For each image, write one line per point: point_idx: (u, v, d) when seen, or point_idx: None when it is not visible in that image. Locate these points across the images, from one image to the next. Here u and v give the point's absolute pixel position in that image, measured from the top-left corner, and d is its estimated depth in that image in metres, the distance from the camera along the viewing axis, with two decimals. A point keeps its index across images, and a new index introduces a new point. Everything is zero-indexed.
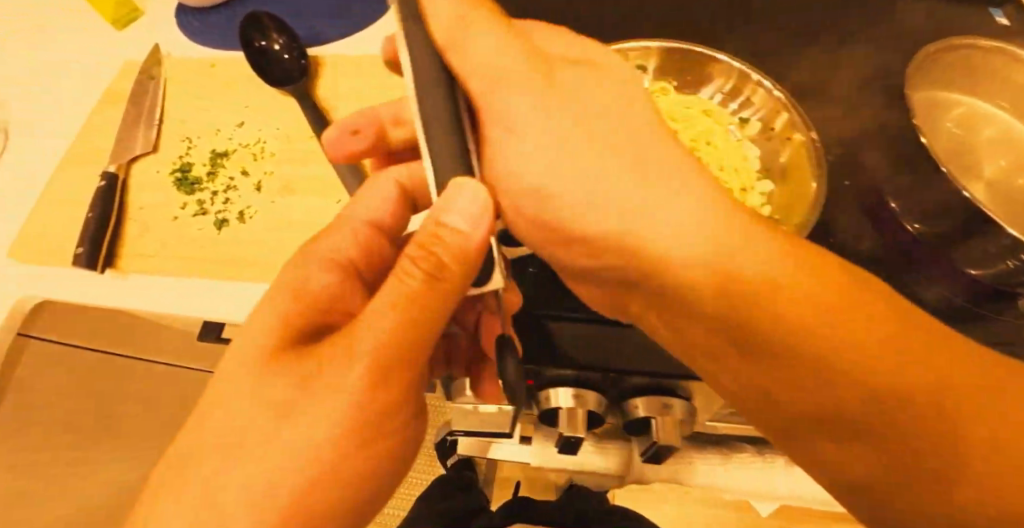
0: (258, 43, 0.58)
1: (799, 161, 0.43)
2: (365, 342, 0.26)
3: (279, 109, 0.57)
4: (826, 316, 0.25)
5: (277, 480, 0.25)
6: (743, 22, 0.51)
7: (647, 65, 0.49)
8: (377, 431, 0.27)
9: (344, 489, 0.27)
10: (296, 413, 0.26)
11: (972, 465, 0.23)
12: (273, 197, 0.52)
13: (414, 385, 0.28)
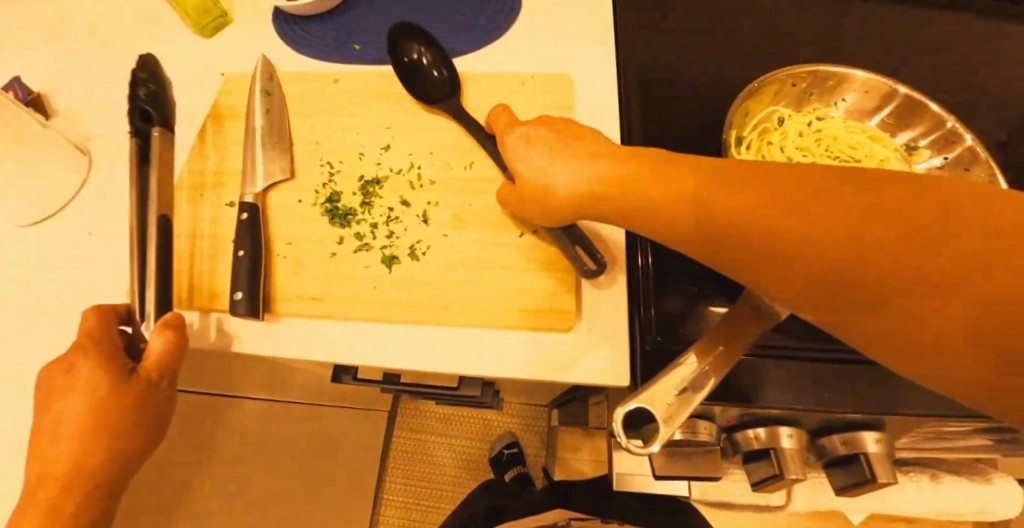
0: (405, 58, 0.56)
1: None
2: (91, 369, 0.42)
3: (432, 131, 0.53)
4: (774, 210, 0.28)
5: (77, 440, 0.41)
6: (901, 63, 0.57)
7: (820, 91, 0.55)
8: (123, 426, 0.42)
9: (103, 453, 0.41)
10: (78, 401, 0.41)
11: (985, 310, 0.22)
12: (445, 230, 0.48)
13: (147, 406, 0.43)
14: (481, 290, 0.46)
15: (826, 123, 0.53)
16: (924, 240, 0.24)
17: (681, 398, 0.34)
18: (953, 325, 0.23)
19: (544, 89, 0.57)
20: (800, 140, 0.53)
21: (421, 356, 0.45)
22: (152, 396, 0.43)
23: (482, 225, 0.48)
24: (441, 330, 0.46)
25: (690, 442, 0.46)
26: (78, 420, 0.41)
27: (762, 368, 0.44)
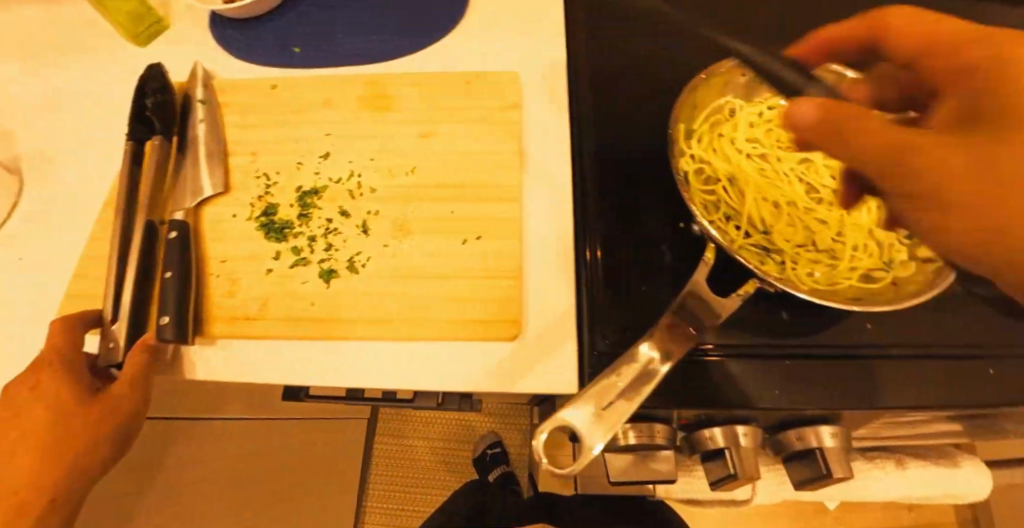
0: None
1: None
2: (51, 384, 0.41)
3: (373, 137, 0.51)
4: None
5: (33, 451, 0.40)
6: None
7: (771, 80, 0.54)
8: (80, 439, 0.40)
9: (59, 467, 0.40)
10: (42, 416, 0.41)
11: None
12: (386, 240, 0.46)
13: (106, 417, 0.41)
14: (425, 302, 0.44)
15: (776, 112, 0.53)
16: None
17: (610, 412, 0.30)
18: None
19: (489, 84, 0.54)
20: (752, 129, 0.52)
21: (365, 373, 0.43)
22: (106, 406, 0.41)
23: (424, 233, 0.46)
24: (385, 344, 0.44)
25: (646, 447, 0.44)
26: (40, 429, 0.40)
27: (716, 367, 0.43)
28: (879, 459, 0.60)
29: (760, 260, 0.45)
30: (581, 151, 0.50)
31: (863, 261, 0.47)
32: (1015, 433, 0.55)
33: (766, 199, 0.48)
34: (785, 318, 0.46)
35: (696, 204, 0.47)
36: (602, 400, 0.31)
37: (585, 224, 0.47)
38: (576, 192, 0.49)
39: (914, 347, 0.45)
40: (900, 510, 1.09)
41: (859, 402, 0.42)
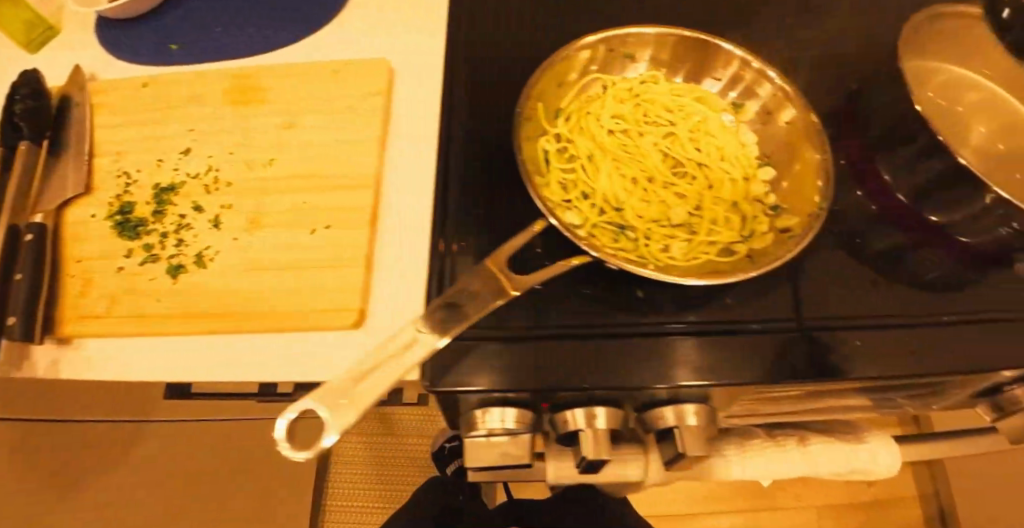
0: None
1: (799, 143, 0.48)
2: None
3: (237, 131, 0.51)
4: None
5: None
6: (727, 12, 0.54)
7: (635, 54, 0.53)
8: None
9: None
10: None
11: None
12: (236, 233, 0.46)
13: None
14: (271, 295, 0.44)
15: (643, 88, 0.52)
16: None
17: (351, 401, 0.34)
18: None
19: (357, 69, 0.53)
20: (618, 105, 0.51)
21: (213, 368, 0.43)
22: None
23: (275, 225, 0.46)
24: (235, 339, 0.44)
25: (506, 431, 0.44)
26: None
27: (568, 348, 0.43)
28: (782, 437, 0.59)
29: (614, 237, 0.45)
30: (447, 137, 0.50)
31: (722, 234, 0.46)
32: (908, 404, 0.54)
33: (625, 175, 0.47)
34: (641, 295, 0.46)
35: (551, 182, 0.47)
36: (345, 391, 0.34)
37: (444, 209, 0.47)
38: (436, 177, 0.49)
39: (771, 321, 0.44)
40: (860, 487, 1.08)
41: (714, 376, 0.42)
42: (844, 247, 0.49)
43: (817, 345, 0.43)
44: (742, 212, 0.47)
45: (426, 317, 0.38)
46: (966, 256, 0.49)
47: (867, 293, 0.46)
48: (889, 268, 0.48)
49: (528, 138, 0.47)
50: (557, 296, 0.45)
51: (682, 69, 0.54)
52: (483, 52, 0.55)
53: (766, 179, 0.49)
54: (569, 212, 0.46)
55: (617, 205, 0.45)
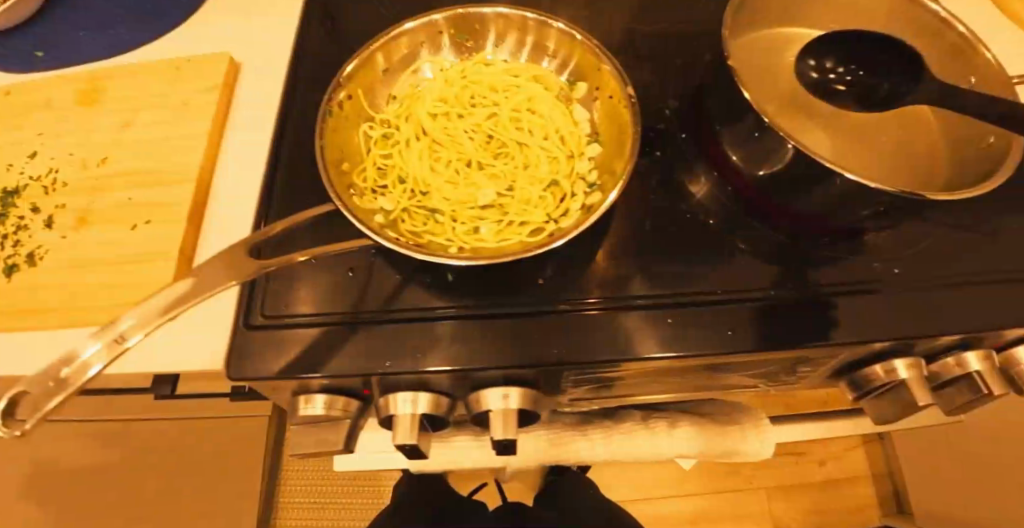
0: None
1: (618, 117, 0.46)
2: None
3: (80, 133, 0.52)
4: None
5: None
6: None
7: (467, 35, 0.51)
8: None
9: None
10: None
11: None
12: (66, 232, 0.48)
13: None
14: (94, 291, 0.45)
15: (473, 69, 0.50)
16: None
17: (59, 382, 0.31)
18: None
19: (200, 69, 0.54)
20: (445, 88, 0.50)
21: (38, 362, 0.45)
22: None
23: (103, 222, 0.48)
24: (61, 333, 0.45)
25: (327, 419, 0.46)
26: None
27: (369, 334, 0.46)
28: (652, 421, 0.59)
29: (423, 221, 0.45)
30: (279, 136, 0.51)
31: (535, 214, 0.45)
32: (761, 383, 0.54)
33: (441, 159, 0.47)
34: (448, 280, 0.48)
35: (366, 169, 0.46)
36: (58, 371, 0.32)
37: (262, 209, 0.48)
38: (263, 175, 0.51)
39: (573, 303, 0.47)
40: (810, 468, 1.07)
41: (508, 358, 0.44)
42: (659, 230, 0.51)
43: (613, 325, 0.46)
44: (560, 191, 0.46)
45: (166, 292, 0.35)
46: (788, 236, 0.51)
47: (675, 274, 0.48)
48: (725, 252, 0.49)
49: (342, 126, 0.46)
50: (392, 286, 0.48)
51: (516, 47, 0.52)
52: (333, 48, 0.56)
53: (591, 156, 0.47)
54: (381, 198, 0.45)
55: (425, 189, 0.45)
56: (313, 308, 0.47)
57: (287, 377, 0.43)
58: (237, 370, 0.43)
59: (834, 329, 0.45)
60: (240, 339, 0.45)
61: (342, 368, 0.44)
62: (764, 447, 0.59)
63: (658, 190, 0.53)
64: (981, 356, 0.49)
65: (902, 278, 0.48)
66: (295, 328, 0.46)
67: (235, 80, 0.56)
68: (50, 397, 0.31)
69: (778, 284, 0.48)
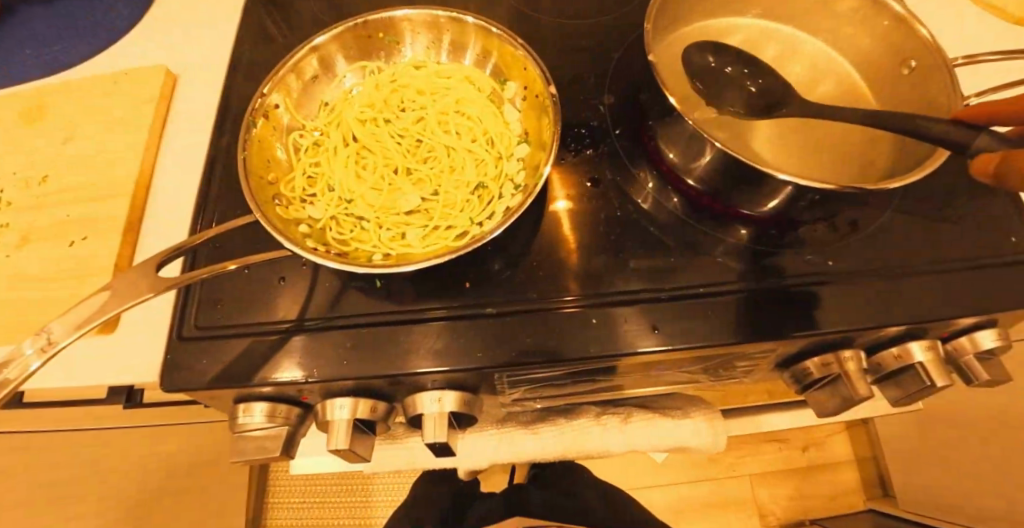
0: None
1: (543, 117, 0.45)
2: None
3: (23, 152, 0.53)
4: None
5: None
6: None
7: (401, 38, 0.51)
8: None
9: None
10: None
11: None
12: (8, 251, 0.49)
13: None
14: (36, 308, 0.46)
15: (402, 73, 0.50)
16: None
17: None
18: None
19: (139, 83, 0.55)
20: (374, 94, 0.50)
21: None
22: None
23: (43, 239, 0.49)
24: None
25: (265, 428, 0.47)
26: None
27: (300, 342, 0.46)
28: (604, 416, 0.59)
29: (350, 229, 0.45)
30: (214, 148, 0.52)
31: (460, 218, 0.45)
32: (704, 377, 0.54)
33: (368, 166, 0.48)
34: (379, 286, 0.49)
35: (293, 178, 0.46)
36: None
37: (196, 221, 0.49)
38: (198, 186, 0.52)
39: (505, 305, 0.47)
40: (795, 454, 1.07)
41: (438, 361, 0.45)
42: (595, 228, 0.50)
43: (544, 326, 0.46)
44: (487, 193, 0.46)
45: (85, 306, 0.37)
46: (724, 229, 0.50)
47: (609, 272, 0.48)
48: (663, 247, 0.49)
49: (268, 135, 0.46)
50: (331, 292, 0.48)
51: (446, 48, 0.51)
52: (272, 54, 0.57)
53: (520, 156, 0.46)
54: (308, 207, 0.45)
55: (349, 197, 0.46)
56: (246, 318, 0.47)
57: (220, 387, 0.44)
58: (171, 381, 0.44)
59: (767, 323, 0.45)
60: (173, 351, 0.45)
61: (279, 377, 0.44)
62: (718, 441, 0.58)
63: (594, 187, 0.52)
64: (928, 345, 0.48)
65: (838, 270, 0.48)
66: (228, 338, 0.46)
67: (173, 91, 0.57)
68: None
69: (716, 280, 0.47)
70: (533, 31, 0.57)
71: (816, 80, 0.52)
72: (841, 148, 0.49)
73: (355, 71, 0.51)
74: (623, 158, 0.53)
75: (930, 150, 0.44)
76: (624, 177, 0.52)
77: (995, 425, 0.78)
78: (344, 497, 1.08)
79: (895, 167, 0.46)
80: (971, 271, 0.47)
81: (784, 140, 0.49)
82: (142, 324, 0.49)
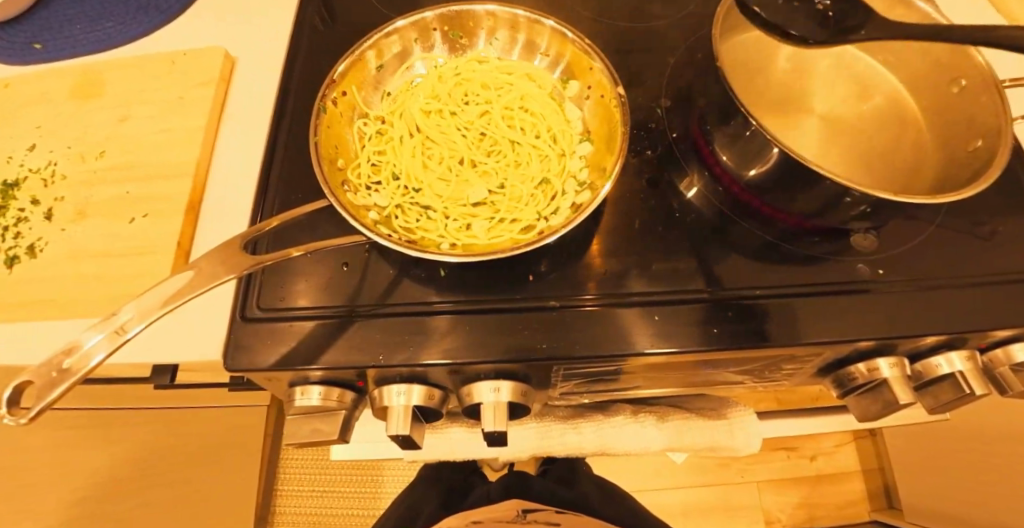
0: None
1: (610, 116, 0.46)
2: None
3: (75, 127, 0.53)
4: None
5: None
6: None
7: (464, 34, 0.52)
8: None
9: None
10: None
11: None
12: (64, 224, 0.49)
13: None
14: (94, 282, 0.46)
15: (466, 67, 0.51)
16: None
17: (64, 373, 0.33)
18: None
19: (196, 61, 0.55)
20: (438, 86, 0.51)
21: (40, 351, 0.46)
22: None
23: (98, 215, 0.49)
24: (58, 324, 0.46)
25: (325, 409, 0.47)
26: None
27: (359, 327, 0.46)
28: (642, 415, 0.60)
29: (416, 218, 0.46)
30: (275, 132, 0.52)
31: (526, 212, 0.46)
32: (748, 378, 0.55)
33: (433, 157, 0.48)
34: (436, 274, 0.49)
35: (360, 165, 0.47)
36: (59, 363, 0.33)
37: (257, 207, 0.49)
38: (259, 169, 0.52)
39: (563, 300, 0.48)
40: (803, 463, 1.08)
41: (497, 352, 0.45)
42: (650, 227, 0.51)
43: (603, 322, 0.46)
44: (551, 190, 0.47)
45: (168, 285, 0.36)
46: (775, 234, 0.51)
47: (664, 271, 0.49)
48: (718, 248, 0.50)
49: (335, 122, 0.47)
50: (389, 281, 0.49)
51: (511, 46, 0.52)
52: (333, 43, 0.57)
53: (583, 154, 0.48)
54: (375, 194, 0.46)
55: (418, 186, 0.47)
56: (306, 302, 0.48)
57: (282, 367, 0.45)
58: (234, 359, 0.45)
59: (820, 329, 0.46)
60: (238, 331, 0.46)
61: (341, 362, 0.45)
62: (753, 443, 0.58)
63: (647, 188, 0.53)
64: (966, 356, 0.50)
65: (887, 279, 0.49)
66: (289, 321, 0.47)
67: (232, 74, 0.57)
68: (50, 387, 0.33)
69: (767, 283, 0.48)
70: (592, 33, 0.58)
71: (868, 95, 0.54)
72: (890, 159, 0.50)
73: (422, 63, 0.52)
74: (678, 160, 0.54)
75: (981, 165, 0.45)
76: (677, 178, 0.53)
77: (1006, 441, 0.80)
78: (352, 486, 1.07)
79: (944, 182, 0.48)
80: (1009, 286, 0.49)
81: (835, 146, 0.50)
82: (199, 304, 0.49)
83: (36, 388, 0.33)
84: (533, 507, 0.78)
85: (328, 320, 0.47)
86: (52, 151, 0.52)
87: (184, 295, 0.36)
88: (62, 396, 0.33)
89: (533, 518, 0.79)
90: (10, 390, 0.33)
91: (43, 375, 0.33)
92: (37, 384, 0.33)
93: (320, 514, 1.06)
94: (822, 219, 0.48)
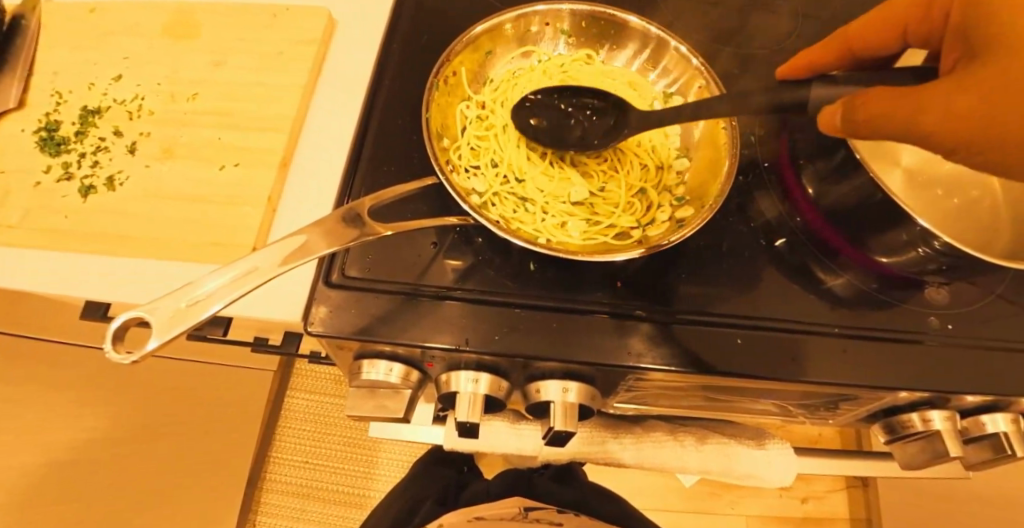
0: None
1: (713, 135, 0.47)
2: None
3: (167, 64, 0.52)
4: (898, 114, 0.33)
5: None
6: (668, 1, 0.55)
7: (570, 31, 0.53)
8: None
9: None
10: None
11: (941, 126, 0.32)
12: (149, 161, 0.48)
13: None
14: (175, 222, 0.45)
15: (573, 66, 0.52)
16: (938, 103, 0.32)
17: (180, 316, 0.32)
18: (935, 123, 0.32)
19: (298, 19, 0.54)
20: (545, 80, 0.51)
21: (108, 288, 0.45)
22: None
23: (185, 157, 0.48)
24: (131, 261, 0.45)
25: (388, 385, 0.47)
26: None
27: (438, 307, 0.46)
28: (681, 435, 0.60)
29: (513, 208, 0.46)
30: (368, 113, 0.51)
31: (621, 218, 0.46)
32: (795, 408, 0.56)
33: (536, 149, 0.48)
34: (517, 266, 0.49)
35: (461, 147, 0.47)
36: (175, 304, 0.33)
37: (345, 188, 0.47)
38: (349, 154, 0.50)
39: (646, 309, 0.47)
40: (794, 503, 1.10)
41: (570, 353, 0.45)
42: (731, 249, 0.52)
43: (680, 338, 0.46)
44: (648, 200, 0.47)
45: (285, 244, 0.36)
46: (858, 275, 0.51)
47: (743, 296, 0.49)
48: (797, 280, 0.51)
49: (444, 100, 0.47)
50: (472, 266, 0.48)
51: (616, 50, 0.53)
52: (439, 20, 0.56)
53: (681, 169, 0.48)
54: (473, 178, 0.46)
55: (519, 176, 0.47)
56: (385, 274, 0.47)
57: (360, 338, 0.44)
58: (312, 323, 0.44)
59: (892, 375, 0.46)
60: (319, 293, 0.45)
61: (420, 340, 0.44)
62: (788, 477, 0.59)
63: (732, 211, 0.54)
64: (1011, 418, 0.50)
65: (956, 333, 0.49)
66: (369, 291, 0.46)
67: (331, 36, 0.56)
68: (167, 327, 0.32)
69: (838, 319, 0.49)
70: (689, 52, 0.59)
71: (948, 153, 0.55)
72: (964, 217, 0.51)
73: (525, 54, 0.53)
74: (759, 187, 0.55)
75: None
76: (756, 205, 0.54)
77: None
78: (346, 464, 1.05)
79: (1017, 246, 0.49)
80: None
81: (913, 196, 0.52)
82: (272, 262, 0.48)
83: (151, 326, 0.31)
84: (535, 505, 0.76)
85: (408, 296, 0.46)
86: (140, 85, 0.51)
87: (300, 257, 0.36)
88: (172, 340, 0.32)
89: (535, 517, 0.76)
90: (118, 323, 0.31)
91: (158, 313, 0.32)
92: (148, 325, 0.32)
93: (311, 487, 1.04)
94: (906, 267, 0.48)
